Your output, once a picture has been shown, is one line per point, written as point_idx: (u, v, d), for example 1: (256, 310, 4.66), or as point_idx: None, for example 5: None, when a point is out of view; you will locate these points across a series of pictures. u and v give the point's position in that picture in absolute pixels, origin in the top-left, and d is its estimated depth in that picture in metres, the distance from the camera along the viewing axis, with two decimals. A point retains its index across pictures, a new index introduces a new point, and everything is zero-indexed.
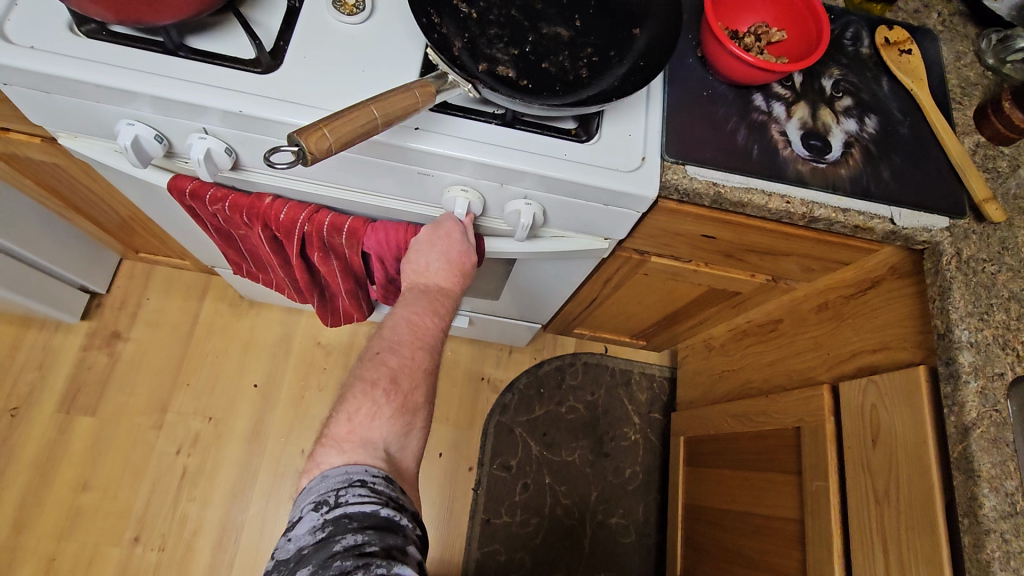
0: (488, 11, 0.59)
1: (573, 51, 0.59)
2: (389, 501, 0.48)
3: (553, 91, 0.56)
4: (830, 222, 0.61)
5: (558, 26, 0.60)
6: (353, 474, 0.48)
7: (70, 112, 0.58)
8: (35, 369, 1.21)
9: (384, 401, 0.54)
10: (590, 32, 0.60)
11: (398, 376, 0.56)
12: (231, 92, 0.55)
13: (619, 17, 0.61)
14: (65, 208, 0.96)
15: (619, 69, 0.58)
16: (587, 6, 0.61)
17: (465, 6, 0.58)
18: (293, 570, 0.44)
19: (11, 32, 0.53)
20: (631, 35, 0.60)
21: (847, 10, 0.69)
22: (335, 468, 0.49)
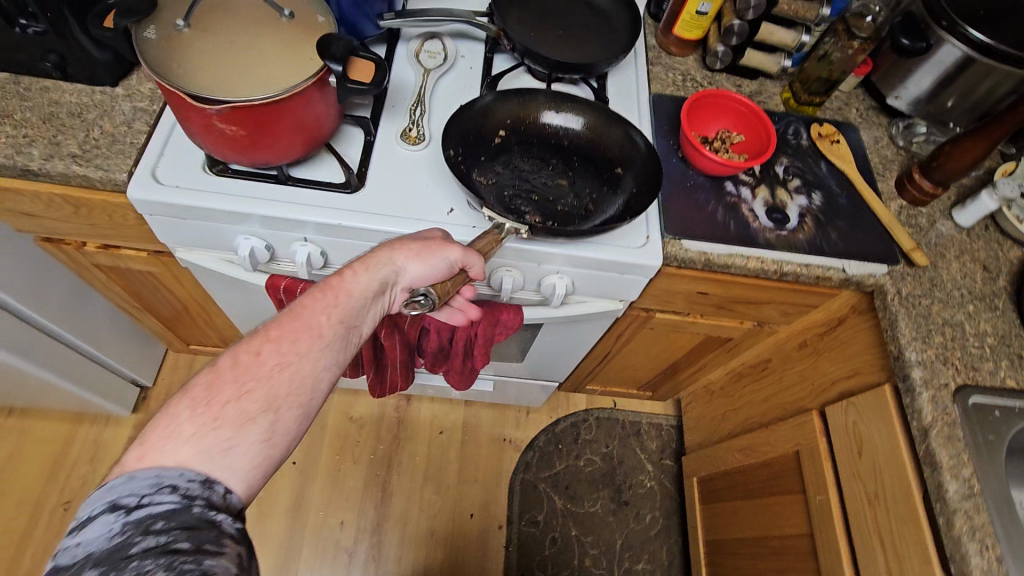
0: (504, 178, 0.77)
1: (575, 194, 0.77)
2: (206, 482, 0.46)
3: (573, 226, 0.74)
4: (797, 275, 0.78)
5: (557, 179, 0.78)
6: (164, 475, 0.45)
7: (198, 232, 0.72)
8: (86, 462, 1.28)
9: (189, 419, 0.48)
10: (582, 176, 0.78)
11: (221, 382, 0.51)
12: (331, 209, 0.71)
13: (601, 162, 0.79)
14: (137, 308, 1.09)
15: (616, 202, 0.76)
16: (571, 156, 0.79)
17: (486, 180, 0.75)
18: (76, 573, 0.40)
19: (162, 175, 0.68)
20: (615, 172, 0.78)
21: (786, 113, 0.89)
22: (144, 468, 0.45)
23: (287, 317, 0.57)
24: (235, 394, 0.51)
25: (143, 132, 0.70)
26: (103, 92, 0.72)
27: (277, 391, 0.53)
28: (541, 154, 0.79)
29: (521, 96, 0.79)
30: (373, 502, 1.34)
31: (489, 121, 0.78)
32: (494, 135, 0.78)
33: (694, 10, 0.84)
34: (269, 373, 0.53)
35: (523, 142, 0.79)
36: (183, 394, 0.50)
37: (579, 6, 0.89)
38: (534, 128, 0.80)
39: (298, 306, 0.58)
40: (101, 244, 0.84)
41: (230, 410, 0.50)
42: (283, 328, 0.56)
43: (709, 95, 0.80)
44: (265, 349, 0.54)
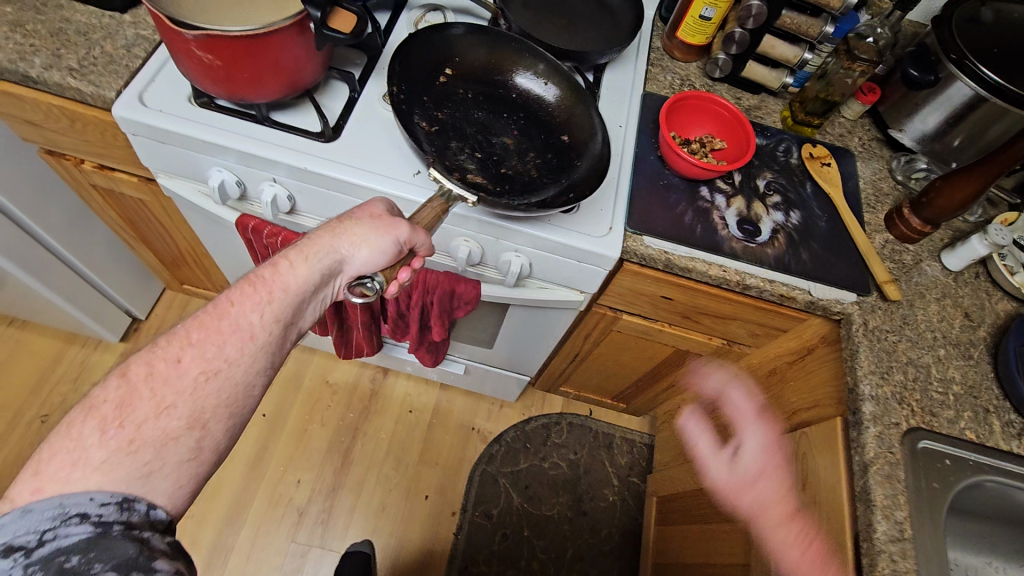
0: (448, 124, 0.76)
1: (522, 156, 0.77)
2: (123, 504, 0.47)
3: (518, 189, 0.72)
4: (759, 290, 0.76)
5: (503, 138, 0.78)
6: (69, 505, 0.45)
7: (175, 159, 0.75)
8: (70, 381, 1.33)
9: (98, 443, 0.47)
10: (528, 141, 0.79)
11: (134, 398, 0.50)
12: (301, 154, 0.73)
13: (551, 130, 0.80)
14: (134, 238, 1.13)
15: (562, 174, 0.75)
16: (519, 119, 0.80)
17: (424, 124, 0.74)
18: None
19: (148, 98, 0.72)
20: (562, 141, 0.79)
21: (782, 131, 0.88)
22: (42, 500, 0.44)
23: (214, 316, 0.56)
24: (153, 411, 0.50)
25: (140, 58, 0.74)
26: (111, 17, 0.76)
27: (203, 402, 0.53)
28: (482, 107, 0.80)
29: (489, 40, 0.82)
30: (332, 467, 1.35)
31: (437, 61, 0.79)
32: (440, 76, 0.79)
33: (696, 16, 0.84)
34: (195, 382, 0.53)
35: (467, 94, 0.80)
36: (86, 412, 0.49)
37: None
38: (483, 77, 0.81)
39: (225, 307, 0.57)
40: (97, 164, 0.88)
41: (148, 431, 0.49)
42: (206, 329, 0.55)
43: (696, 97, 0.79)
44: (186, 354, 0.54)
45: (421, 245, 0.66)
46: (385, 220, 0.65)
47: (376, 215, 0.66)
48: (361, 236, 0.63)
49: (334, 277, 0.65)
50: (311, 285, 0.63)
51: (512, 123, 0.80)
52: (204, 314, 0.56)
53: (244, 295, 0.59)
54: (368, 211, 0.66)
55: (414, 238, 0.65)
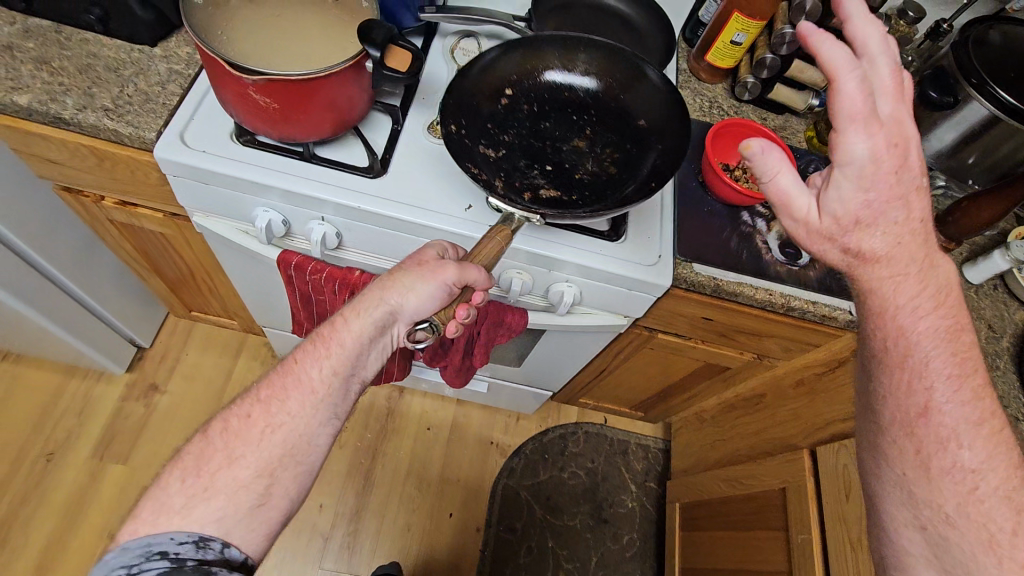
0: (515, 144, 0.76)
1: (595, 157, 0.76)
2: (200, 542, 0.53)
3: (594, 193, 0.73)
4: (803, 311, 0.78)
5: (574, 142, 0.77)
6: (155, 543, 0.52)
7: (218, 199, 0.73)
8: (74, 416, 1.27)
9: (179, 490, 0.54)
10: (602, 140, 0.78)
11: (213, 451, 0.57)
12: (352, 191, 0.72)
13: (623, 121, 0.79)
14: (145, 267, 1.09)
15: (642, 165, 0.75)
16: (589, 119, 0.79)
17: (489, 150, 0.74)
18: None
19: (190, 138, 0.69)
20: (639, 127, 0.78)
21: (808, 151, 0.90)
22: (133, 540, 0.51)
23: (282, 373, 0.61)
24: (226, 461, 0.56)
25: (176, 95, 0.71)
26: (141, 50, 0.73)
27: (268, 454, 0.57)
28: (548, 118, 0.79)
29: (531, 50, 0.80)
30: (354, 490, 1.33)
31: (494, 79, 0.78)
32: (503, 97, 0.78)
33: (728, 40, 0.85)
34: (262, 436, 0.58)
35: (530, 105, 0.79)
36: (175, 465, 0.56)
37: (614, 22, 0.91)
38: (541, 86, 0.80)
39: (292, 365, 0.62)
40: (119, 200, 0.85)
41: (221, 479, 0.55)
42: (272, 387, 0.61)
43: (734, 124, 0.81)
44: (255, 411, 0.59)
45: (476, 282, 0.63)
46: (432, 264, 0.64)
47: (424, 261, 0.65)
48: (407, 285, 0.63)
49: (392, 326, 0.65)
50: (367, 337, 0.64)
51: (583, 122, 0.79)
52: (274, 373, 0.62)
53: (306, 352, 0.62)
54: (416, 259, 0.65)
55: (464, 276, 0.62)
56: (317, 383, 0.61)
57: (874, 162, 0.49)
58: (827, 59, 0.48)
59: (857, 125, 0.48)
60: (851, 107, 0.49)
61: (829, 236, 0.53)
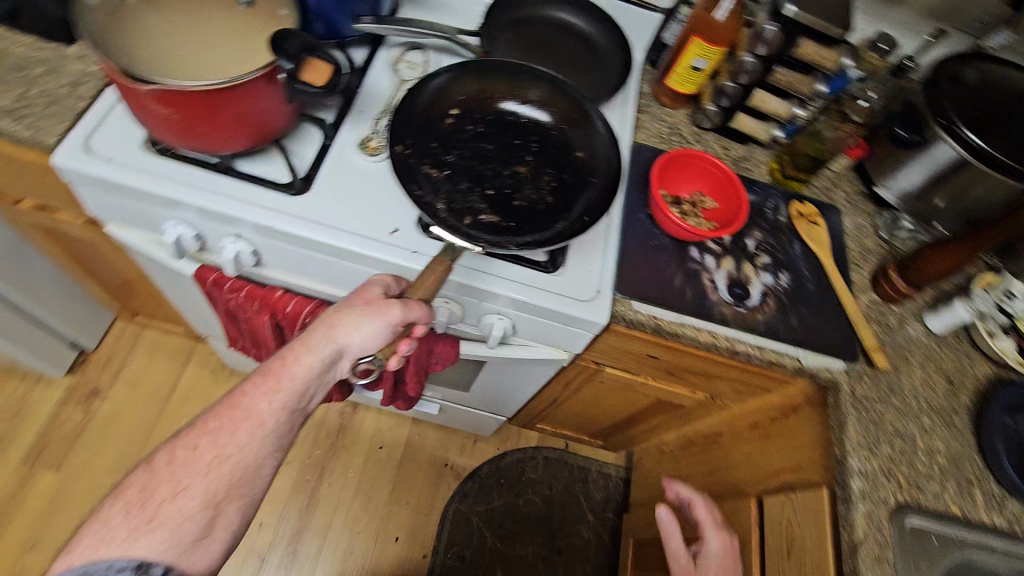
0: (459, 167, 0.71)
1: (534, 184, 0.72)
2: (139, 569, 0.49)
3: (532, 225, 0.69)
4: (749, 356, 0.74)
5: (514, 168, 0.73)
6: (90, 570, 0.47)
7: (127, 209, 0.69)
8: (7, 420, 1.22)
9: (122, 522, 0.50)
10: (543, 164, 0.74)
11: (155, 482, 0.53)
12: (267, 209, 0.67)
13: (562, 148, 0.75)
14: (81, 271, 1.04)
15: (575, 195, 0.72)
16: (532, 144, 0.75)
17: (434, 170, 0.70)
18: None
19: (96, 145, 0.65)
20: (576, 159, 0.75)
21: (771, 184, 0.87)
22: (66, 571, 0.46)
23: (230, 406, 0.58)
24: (172, 492, 0.53)
25: (87, 98, 0.67)
26: (54, 49, 0.69)
27: (216, 485, 0.55)
28: (491, 139, 0.74)
29: (486, 73, 0.75)
30: (297, 509, 1.28)
31: (441, 105, 0.73)
32: (446, 117, 0.74)
33: (688, 64, 0.83)
34: (209, 467, 0.55)
35: (477, 130, 0.75)
36: (115, 497, 0.51)
37: (574, 42, 0.88)
38: (490, 110, 0.76)
39: (244, 391, 0.59)
40: (37, 204, 0.81)
41: (167, 509, 0.52)
42: (220, 420, 0.57)
43: (684, 155, 0.77)
44: (201, 443, 0.56)
45: (417, 320, 0.62)
46: (380, 302, 0.62)
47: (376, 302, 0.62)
48: (356, 325, 0.61)
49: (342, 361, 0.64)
50: (315, 373, 0.62)
51: (525, 150, 0.75)
52: (222, 399, 0.59)
53: (258, 382, 0.59)
54: (363, 297, 0.63)
55: (408, 316, 0.61)
56: (265, 420, 0.59)
57: (724, 557, 0.85)
58: (684, 495, 0.93)
59: (711, 529, 0.88)
60: (706, 519, 0.89)
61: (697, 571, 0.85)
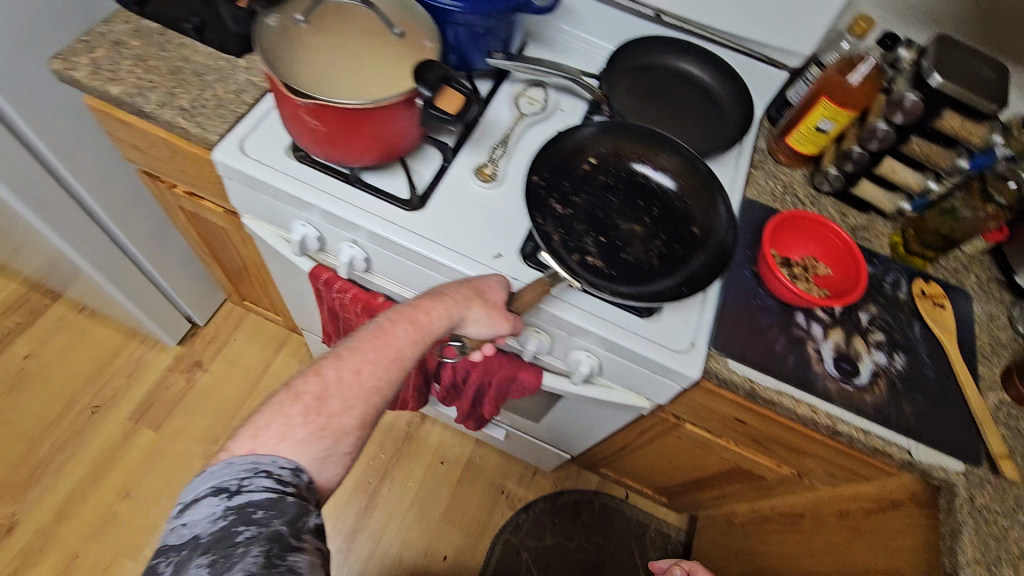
0: (581, 210, 0.74)
1: (646, 242, 0.73)
2: (296, 471, 0.56)
3: (633, 279, 0.70)
4: (851, 438, 0.68)
5: (630, 224, 0.75)
6: (260, 463, 0.54)
7: (263, 205, 0.76)
8: (123, 377, 1.35)
9: (300, 424, 0.56)
10: (658, 227, 0.74)
11: (329, 393, 0.59)
12: (384, 221, 0.72)
13: (680, 218, 0.75)
14: (209, 254, 1.15)
15: (684, 263, 0.71)
16: (653, 205, 0.76)
17: (559, 206, 0.73)
18: (191, 547, 0.50)
19: (248, 146, 0.72)
20: (691, 233, 0.74)
21: (892, 259, 0.81)
22: (241, 456, 0.54)
23: (384, 344, 0.61)
24: (339, 406, 0.59)
25: (247, 104, 0.75)
26: (227, 60, 0.78)
27: (367, 409, 0.60)
28: (618, 192, 0.76)
29: (627, 134, 0.77)
30: (356, 508, 1.32)
31: (579, 153, 0.76)
32: (583, 163, 0.77)
33: (813, 125, 0.80)
34: (365, 393, 0.60)
35: (606, 181, 0.76)
36: (294, 399, 0.57)
37: (693, 91, 0.88)
38: (622, 166, 0.77)
39: (390, 326, 0.61)
40: (187, 190, 0.90)
41: (334, 421, 0.58)
42: (378, 354, 0.61)
43: (802, 217, 0.74)
44: (364, 369, 0.60)
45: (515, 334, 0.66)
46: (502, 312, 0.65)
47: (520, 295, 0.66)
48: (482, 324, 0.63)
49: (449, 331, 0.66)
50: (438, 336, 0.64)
51: (646, 208, 0.76)
52: (372, 326, 0.62)
53: (404, 321, 0.62)
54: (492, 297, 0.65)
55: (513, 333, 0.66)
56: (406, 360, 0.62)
57: None
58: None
59: None
60: None
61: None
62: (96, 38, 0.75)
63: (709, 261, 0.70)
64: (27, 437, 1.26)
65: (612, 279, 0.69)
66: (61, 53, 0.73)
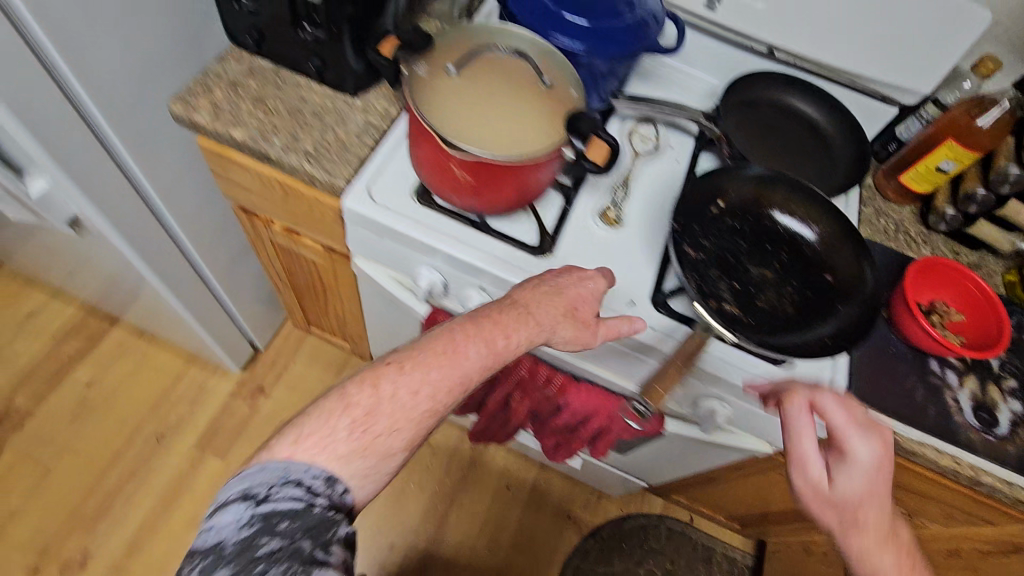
0: (712, 255, 0.73)
1: (778, 290, 0.73)
2: (329, 480, 0.49)
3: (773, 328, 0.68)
4: (994, 490, 0.68)
5: (761, 270, 0.74)
6: (292, 470, 0.48)
7: (386, 250, 0.74)
8: (186, 403, 1.33)
9: (345, 439, 0.51)
10: (790, 274, 0.74)
11: (379, 410, 0.52)
12: (518, 269, 0.70)
13: (811, 264, 0.75)
14: (286, 283, 1.14)
15: (823, 312, 0.70)
16: (782, 252, 0.75)
17: (693, 251, 0.71)
18: (211, 561, 0.45)
19: (377, 192, 0.71)
20: (824, 280, 0.73)
21: (1010, 299, 0.80)
22: (275, 460, 0.49)
23: (450, 357, 0.56)
24: (387, 426, 0.53)
25: (369, 147, 0.73)
26: (343, 100, 0.76)
27: (417, 432, 0.54)
28: (747, 237, 0.75)
29: (760, 180, 0.76)
30: (426, 536, 1.32)
31: (708, 194, 0.75)
32: (712, 206, 0.75)
33: (934, 164, 0.80)
34: (420, 418, 0.54)
35: (735, 225, 0.76)
36: (345, 407, 0.51)
37: (802, 128, 0.86)
38: (752, 211, 0.76)
39: (460, 339, 0.57)
40: (287, 227, 0.89)
41: (379, 442, 0.52)
42: (443, 371, 0.55)
43: (934, 263, 0.74)
44: (423, 390, 0.54)
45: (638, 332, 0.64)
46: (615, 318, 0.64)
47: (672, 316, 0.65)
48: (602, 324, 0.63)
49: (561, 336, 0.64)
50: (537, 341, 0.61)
51: (774, 254, 0.75)
52: (436, 335, 0.57)
53: (476, 331, 0.58)
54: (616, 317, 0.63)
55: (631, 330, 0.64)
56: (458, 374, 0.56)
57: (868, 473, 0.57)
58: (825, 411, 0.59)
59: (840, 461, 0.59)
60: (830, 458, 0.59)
61: (836, 508, 0.58)
62: (212, 78, 0.73)
63: (859, 311, 0.69)
64: (94, 467, 1.24)
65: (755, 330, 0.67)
66: (181, 95, 0.71)
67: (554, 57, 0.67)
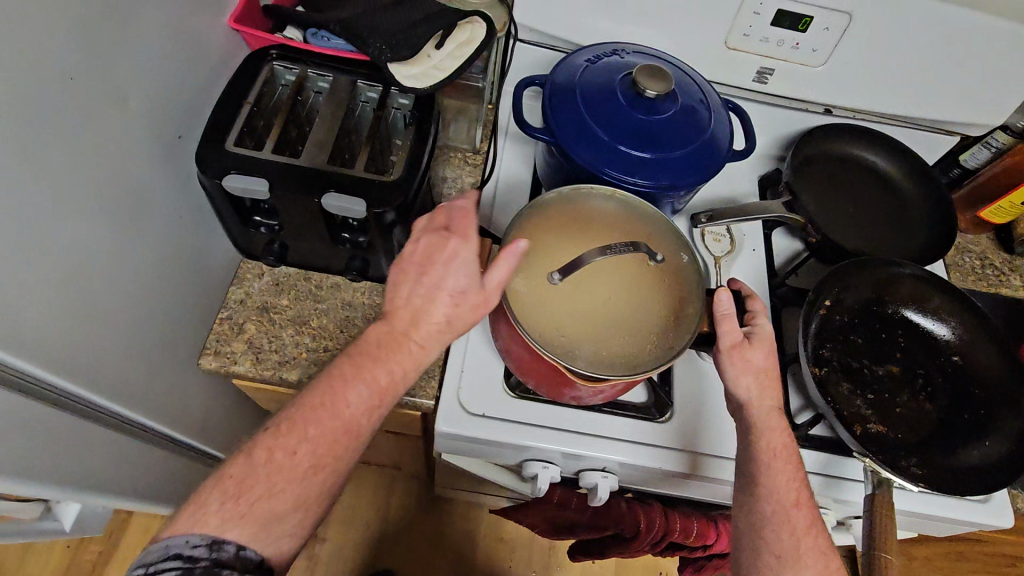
0: (834, 366, 0.66)
1: (909, 385, 0.67)
2: (213, 545, 0.42)
3: (927, 440, 0.63)
4: None
5: (887, 366, 0.67)
6: (173, 544, 0.42)
7: (481, 450, 0.64)
8: None
9: (218, 511, 0.43)
10: (914, 362, 0.68)
11: (253, 477, 0.44)
12: (643, 445, 0.62)
13: (932, 345, 0.69)
14: None
15: (970, 407, 0.65)
16: (897, 338, 0.69)
17: (819, 371, 0.64)
18: None
19: (468, 400, 0.62)
20: (953, 363, 0.68)
21: None
22: (161, 538, 0.43)
23: (328, 405, 0.46)
24: (266, 493, 0.44)
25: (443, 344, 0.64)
26: None
27: (311, 489, 0.46)
28: (860, 330, 0.69)
29: (864, 268, 0.69)
30: None
31: (818, 297, 0.66)
32: (821, 307, 0.67)
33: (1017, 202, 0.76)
34: (305, 475, 0.45)
35: (846, 321, 0.68)
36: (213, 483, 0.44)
37: (867, 177, 0.79)
38: (860, 300, 0.69)
39: (338, 387, 0.47)
40: None
41: (260, 507, 0.44)
42: (321, 427, 0.46)
43: None
44: (301, 449, 0.45)
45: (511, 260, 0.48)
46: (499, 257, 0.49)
47: (779, 454, 0.53)
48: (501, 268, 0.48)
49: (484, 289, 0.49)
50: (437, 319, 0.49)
51: (892, 342, 0.69)
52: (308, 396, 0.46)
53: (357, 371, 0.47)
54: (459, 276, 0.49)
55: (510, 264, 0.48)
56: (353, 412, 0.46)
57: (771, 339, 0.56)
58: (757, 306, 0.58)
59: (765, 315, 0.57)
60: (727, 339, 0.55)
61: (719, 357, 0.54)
62: (238, 308, 0.63)
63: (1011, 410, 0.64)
64: None
65: (906, 452, 0.62)
66: (209, 346, 0.60)
67: (659, 221, 0.57)
